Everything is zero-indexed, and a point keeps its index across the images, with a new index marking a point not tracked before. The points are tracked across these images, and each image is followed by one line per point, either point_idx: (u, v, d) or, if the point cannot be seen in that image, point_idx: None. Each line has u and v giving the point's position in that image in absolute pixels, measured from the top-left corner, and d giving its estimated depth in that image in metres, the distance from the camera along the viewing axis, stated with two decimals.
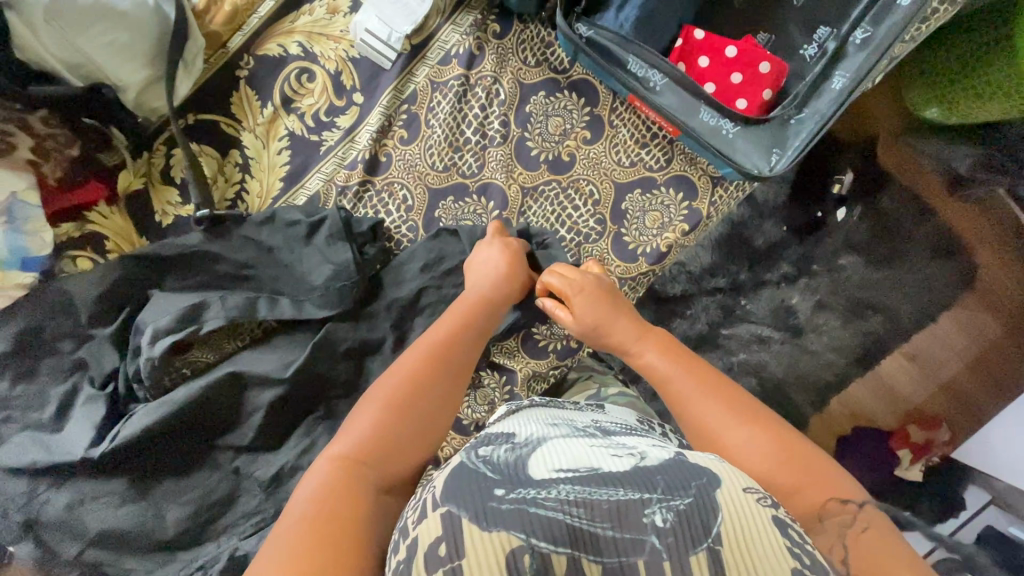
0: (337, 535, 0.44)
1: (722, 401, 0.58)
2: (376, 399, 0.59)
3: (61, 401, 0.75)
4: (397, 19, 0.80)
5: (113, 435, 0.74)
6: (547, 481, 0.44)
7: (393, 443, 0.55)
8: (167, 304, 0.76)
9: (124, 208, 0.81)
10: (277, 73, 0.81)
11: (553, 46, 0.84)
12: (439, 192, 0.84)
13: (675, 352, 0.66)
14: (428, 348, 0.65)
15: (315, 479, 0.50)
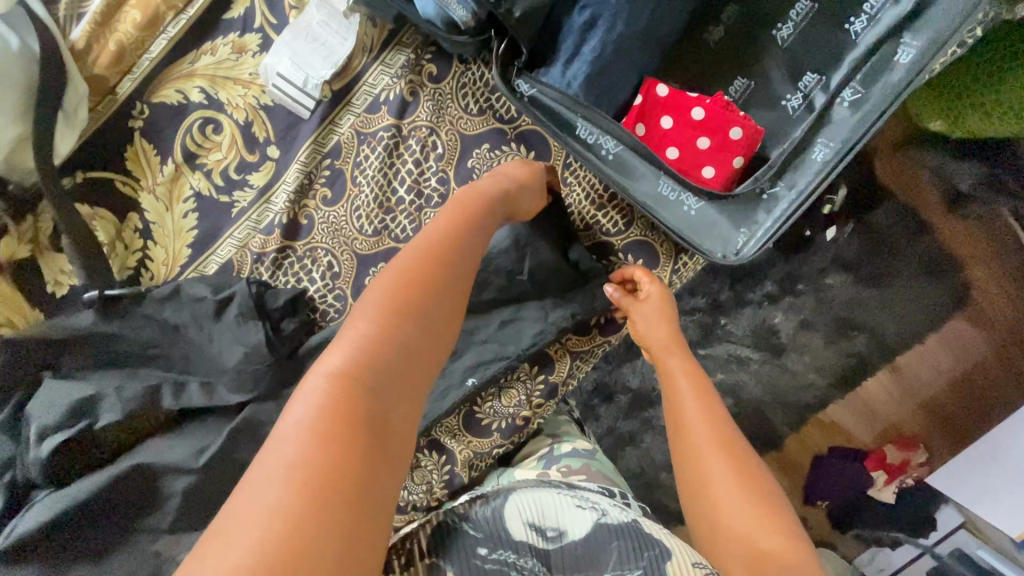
0: (326, 504, 0.35)
1: (726, 464, 0.57)
2: (365, 308, 0.45)
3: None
4: (314, 62, 0.69)
5: (12, 528, 0.65)
6: (519, 546, 0.54)
7: (392, 368, 0.42)
8: (60, 394, 0.68)
9: (12, 277, 0.71)
10: (177, 123, 0.71)
11: (498, 91, 0.73)
12: (367, 258, 0.74)
13: (705, 400, 0.63)
14: (426, 246, 0.50)
15: (310, 399, 0.39)
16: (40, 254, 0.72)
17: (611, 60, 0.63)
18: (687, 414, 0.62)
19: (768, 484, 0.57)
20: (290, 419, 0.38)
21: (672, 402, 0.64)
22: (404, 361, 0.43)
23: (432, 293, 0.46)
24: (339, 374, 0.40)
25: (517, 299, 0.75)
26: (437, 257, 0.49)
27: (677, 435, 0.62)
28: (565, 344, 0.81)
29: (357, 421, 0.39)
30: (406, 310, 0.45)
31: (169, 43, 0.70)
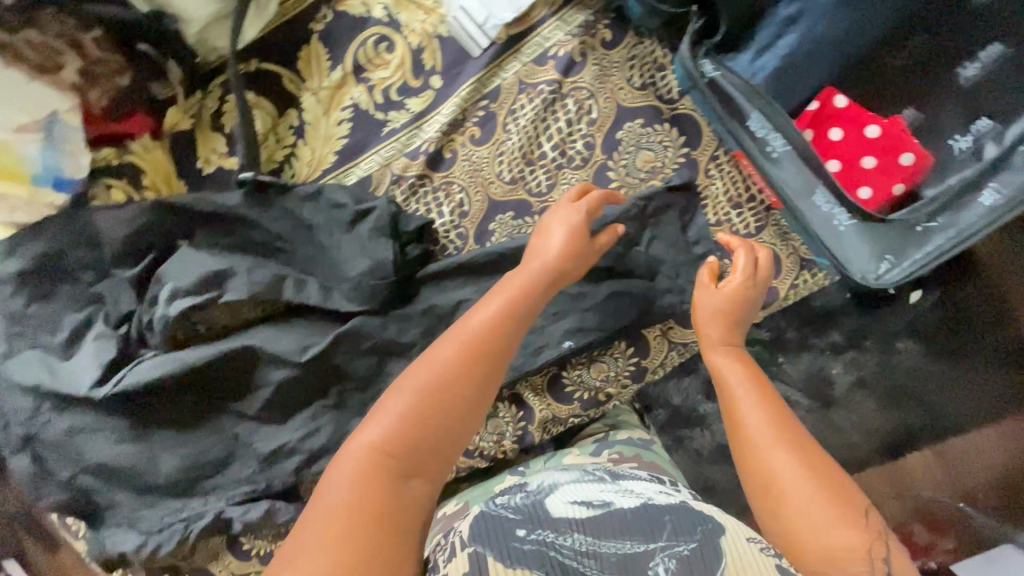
0: (378, 509, 0.46)
1: (799, 460, 0.51)
2: (406, 386, 0.53)
3: (73, 328, 0.75)
4: (499, 4, 0.71)
5: (118, 378, 0.72)
6: (564, 525, 0.45)
7: (431, 422, 0.52)
8: (189, 261, 0.72)
9: (169, 145, 0.75)
10: (354, 35, 0.73)
11: (663, 71, 0.74)
12: (498, 204, 0.76)
13: (763, 394, 0.58)
14: (479, 333, 0.57)
15: (376, 427, 0.51)
16: (199, 129, 0.75)
17: (801, 60, 0.62)
18: (745, 416, 0.56)
19: (837, 472, 0.51)
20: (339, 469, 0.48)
21: (730, 401, 0.58)
22: (438, 439, 0.53)
23: (484, 347, 0.56)
24: (400, 410, 0.52)
25: (628, 277, 0.76)
26: (481, 338, 0.57)
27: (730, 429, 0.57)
28: (666, 332, 0.80)
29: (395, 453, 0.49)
30: (448, 388, 0.53)
31: None
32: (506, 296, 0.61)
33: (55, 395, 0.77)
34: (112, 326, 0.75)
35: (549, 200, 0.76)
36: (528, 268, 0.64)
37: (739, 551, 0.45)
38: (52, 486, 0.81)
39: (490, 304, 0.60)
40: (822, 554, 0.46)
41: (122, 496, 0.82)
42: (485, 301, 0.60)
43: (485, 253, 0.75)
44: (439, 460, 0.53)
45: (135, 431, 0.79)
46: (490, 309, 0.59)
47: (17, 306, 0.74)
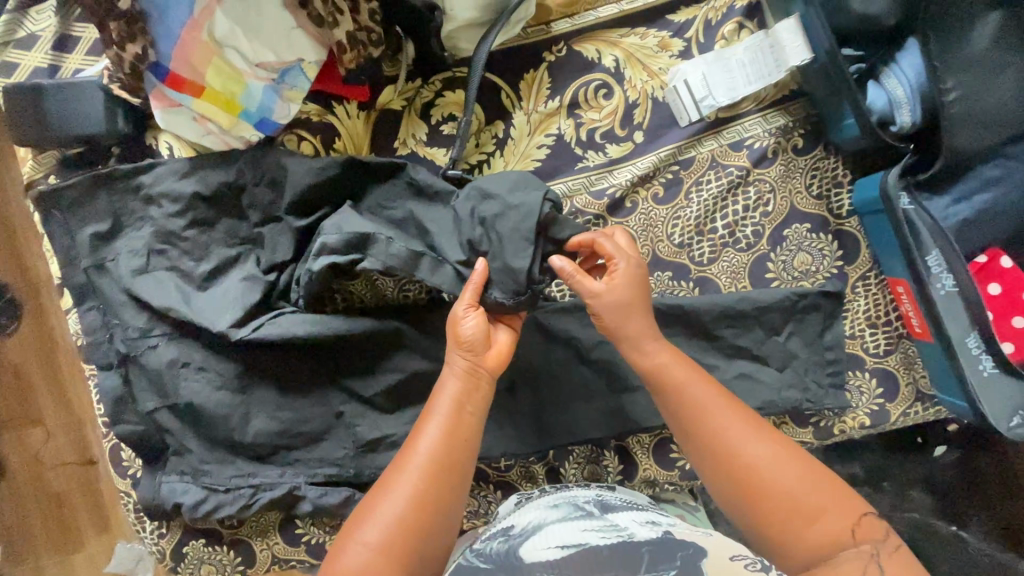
0: (411, 533, 0.57)
1: (780, 461, 0.60)
2: (404, 487, 0.59)
3: (222, 262, 0.74)
4: (719, 87, 0.76)
5: (255, 325, 0.72)
6: (539, 572, 0.54)
7: (418, 545, 0.58)
8: (349, 222, 0.71)
9: (371, 118, 0.77)
10: (580, 75, 0.77)
11: (840, 188, 0.79)
12: (660, 261, 0.79)
13: (729, 400, 0.65)
14: (452, 429, 0.62)
15: (398, 493, 0.59)
16: (407, 112, 0.77)
17: (987, 218, 0.69)
18: (736, 437, 0.62)
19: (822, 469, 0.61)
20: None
21: (685, 405, 0.65)
22: (434, 519, 0.59)
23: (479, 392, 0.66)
24: (421, 472, 0.60)
25: (759, 363, 0.80)
26: (456, 420, 0.63)
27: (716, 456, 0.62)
28: (780, 426, 0.81)
29: (430, 488, 0.59)
30: (432, 482, 0.60)
31: (614, 10, 0.77)
32: (464, 374, 0.66)
33: (176, 322, 0.74)
34: (262, 271, 0.74)
35: (705, 272, 0.80)
36: (462, 368, 0.66)
37: (718, 574, 0.54)
38: (131, 413, 0.76)
39: (450, 381, 0.65)
40: (812, 549, 0.57)
41: (197, 444, 0.77)
42: (432, 419, 0.63)
43: None
44: (437, 534, 0.59)
45: (239, 382, 0.76)
46: (451, 391, 0.64)
47: (177, 225, 0.73)
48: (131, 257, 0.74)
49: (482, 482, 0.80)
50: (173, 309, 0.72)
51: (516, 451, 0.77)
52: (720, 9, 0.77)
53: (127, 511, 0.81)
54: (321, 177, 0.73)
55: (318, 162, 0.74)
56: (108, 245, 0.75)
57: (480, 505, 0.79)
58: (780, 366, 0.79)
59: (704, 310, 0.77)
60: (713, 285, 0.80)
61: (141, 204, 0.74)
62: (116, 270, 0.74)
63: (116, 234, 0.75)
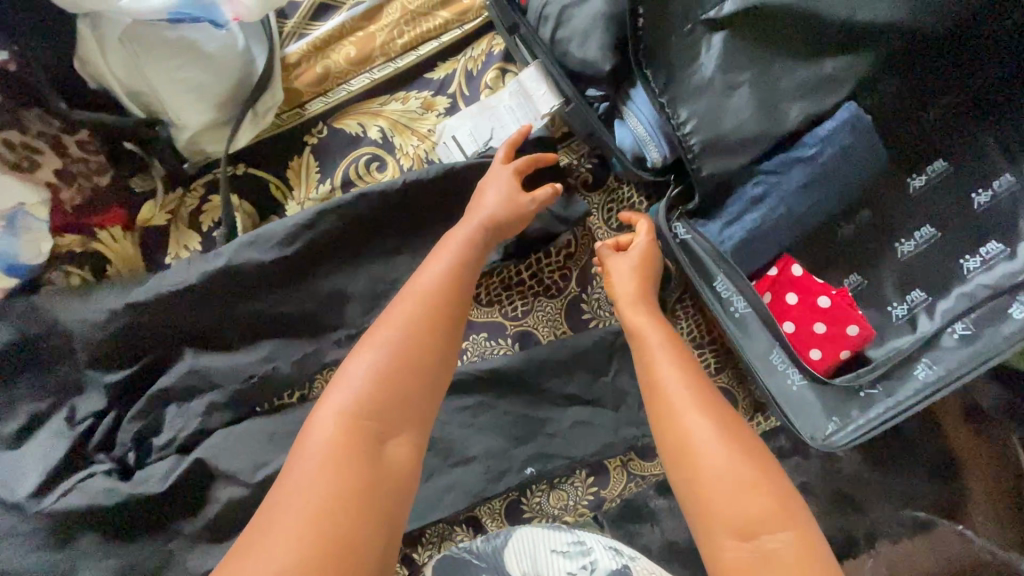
0: (380, 419, 0.49)
1: (723, 436, 0.50)
2: (387, 335, 0.52)
3: (24, 421, 0.69)
4: (486, 136, 0.73)
5: (61, 490, 0.67)
6: None
7: (396, 419, 0.50)
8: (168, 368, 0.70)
9: (139, 237, 0.73)
10: (348, 152, 0.74)
11: (640, 216, 0.78)
12: (474, 324, 0.79)
13: (685, 365, 0.56)
14: (441, 290, 0.56)
15: (370, 355, 0.51)
16: (173, 226, 0.73)
17: (762, 234, 0.67)
18: (690, 426, 0.51)
19: (779, 488, 0.48)
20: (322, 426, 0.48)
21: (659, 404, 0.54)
22: (413, 387, 0.51)
23: (461, 280, 0.58)
24: (413, 320, 0.53)
25: (591, 406, 0.78)
26: (447, 282, 0.57)
27: (663, 427, 0.53)
28: (628, 464, 0.80)
29: (419, 353, 0.52)
30: (410, 354, 0.51)
31: (367, 80, 0.73)
32: (482, 220, 0.63)
33: None
34: (71, 426, 0.70)
35: (522, 324, 0.79)
36: (465, 229, 0.63)
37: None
38: None
39: (457, 233, 0.63)
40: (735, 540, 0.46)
41: None
42: (434, 261, 0.60)
43: (455, 370, 0.77)
44: (427, 398, 0.52)
45: None
46: (460, 236, 0.62)
47: None
48: None
49: None
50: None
51: None
52: (478, 58, 0.74)
53: None
54: (94, 325, 0.67)
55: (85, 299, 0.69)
56: None
57: None
58: (614, 404, 0.78)
59: (520, 368, 0.77)
60: (533, 337, 0.79)
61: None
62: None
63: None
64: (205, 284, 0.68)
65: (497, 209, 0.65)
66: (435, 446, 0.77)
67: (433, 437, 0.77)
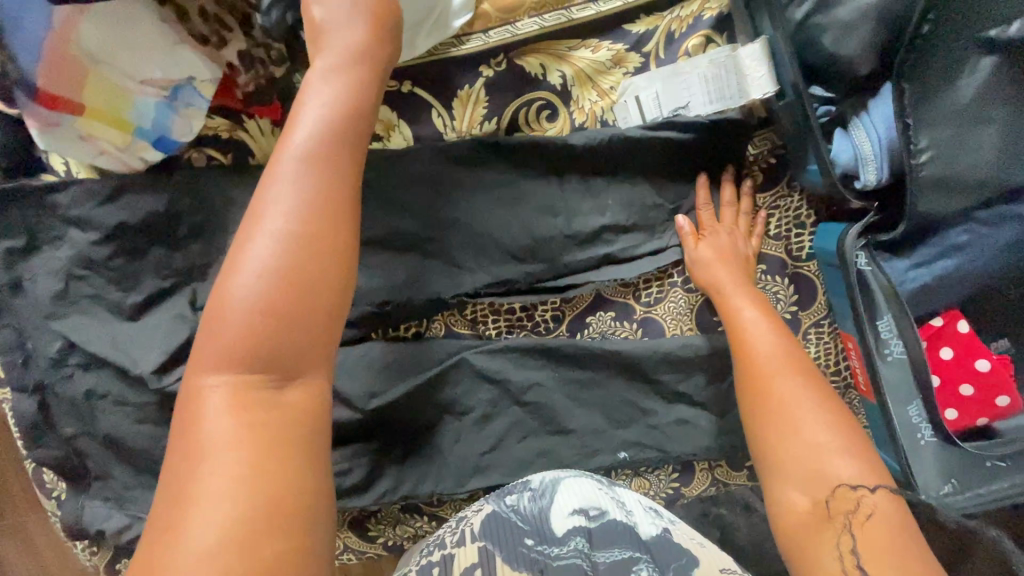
0: (275, 350, 0.44)
1: (824, 422, 0.58)
2: (263, 245, 0.46)
3: (151, 294, 0.69)
4: (671, 105, 0.68)
5: (180, 373, 0.69)
6: (564, 538, 0.57)
7: (290, 342, 0.45)
8: None
9: (287, 135, 0.68)
10: (522, 92, 0.68)
11: (802, 230, 0.73)
12: (603, 300, 0.75)
13: (777, 330, 0.65)
14: (313, 186, 0.48)
15: (253, 285, 0.45)
16: None
17: (949, 286, 0.63)
18: (786, 398, 0.60)
19: (869, 460, 0.55)
20: (213, 389, 0.43)
21: (759, 383, 0.62)
22: (304, 309, 0.45)
23: (317, 162, 0.49)
24: (284, 233, 0.46)
25: (697, 408, 0.77)
26: (325, 151, 0.49)
27: (758, 387, 0.62)
28: (715, 471, 0.80)
29: (317, 262, 0.46)
30: (307, 252, 0.46)
31: (564, 18, 0.67)
32: (327, 103, 0.51)
33: (89, 352, 0.70)
34: (194, 310, 0.69)
35: (650, 312, 0.75)
36: (312, 102, 0.52)
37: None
38: (48, 439, 0.73)
39: (309, 106, 0.52)
40: (820, 503, 0.54)
41: (118, 472, 0.75)
42: (293, 124, 0.50)
43: (573, 344, 0.74)
44: (317, 341, 0.46)
45: (161, 415, 0.73)
46: (310, 112, 0.51)
47: (85, 250, 0.68)
48: (48, 281, 0.68)
49: (417, 514, 0.80)
50: (91, 339, 0.69)
51: (446, 490, 0.76)
52: (685, 20, 0.68)
53: None
54: None
55: (245, 188, 0.68)
56: (24, 262, 0.69)
57: (416, 535, 0.81)
58: (721, 411, 0.77)
59: (641, 355, 0.74)
60: (657, 326, 0.76)
61: (58, 223, 0.68)
62: (34, 293, 0.69)
63: (32, 251, 0.69)
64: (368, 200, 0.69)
65: (355, 83, 0.54)
66: (538, 410, 0.76)
67: (538, 402, 0.76)
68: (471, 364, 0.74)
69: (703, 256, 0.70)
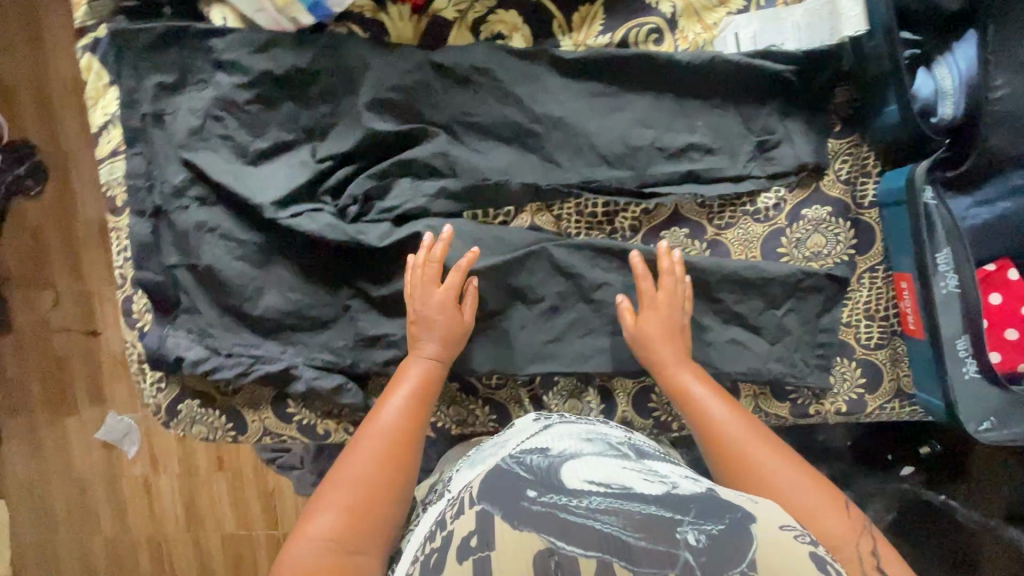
0: (360, 516, 0.60)
1: (807, 487, 0.61)
2: (362, 459, 0.65)
3: (276, 143, 0.77)
4: (766, 41, 0.76)
5: (294, 210, 0.75)
6: (580, 492, 0.53)
7: (374, 516, 0.61)
8: (432, 149, 0.76)
9: (423, 21, 0.78)
10: (634, 16, 0.77)
11: (868, 178, 0.80)
12: (680, 217, 0.81)
13: (736, 414, 0.71)
14: (410, 405, 0.70)
15: (360, 464, 0.64)
16: (456, 25, 0.78)
17: (1000, 229, 0.72)
18: (772, 472, 0.63)
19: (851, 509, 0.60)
20: (312, 542, 0.56)
21: (733, 454, 0.67)
22: (384, 501, 0.62)
23: (403, 402, 0.70)
24: (389, 440, 0.67)
25: (750, 332, 0.82)
26: (436, 364, 0.74)
27: (729, 465, 0.66)
28: (759, 398, 0.84)
29: (400, 466, 0.65)
30: (393, 459, 0.65)
31: None
32: (439, 338, 0.74)
33: (212, 186, 0.77)
34: (314, 158, 0.77)
35: (719, 235, 0.82)
36: (418, 366, 0.73)
37: (769, 535, 0.50)
38: (152, 264, 0.80)
39: (411, 366, 0.73)
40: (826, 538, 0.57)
41: (208, 307, 0.81)
42: (393, 394, 0.71)
43: (646, 252, 0.80)
44: (394, 505, 0.63)
45: (259, 258, 0.79)
46: (412, 373, 0.73)
47: (227, 93, 0.76)
48: (188, 117, 0.76)
49: (472, 397, 0.85)
50: (216, 173, 0.76)
51: (507, 371, 0.81)
52: None
53: (132, 360, 0.87)
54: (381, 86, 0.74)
55: (383, 57, 0.75)
56: (170, 99, 0.77)
57: (467, 417, 0.85)
58: (773, 339, 0.82)
59: (708, 271, 0.80)
60: (724, 250, 0.82)
61: (208, 66, 0.76)
62: (174, 126, 0.77)
63: (180, 88, 0.77)
64: (483, 87, 0.76)
65: (434, 311, 0.74)
66: (602, 311, 0.81)
67: (604, 302, 0.81)
68: (550, 256, 0.79)
69: (645, 331, 0.76)
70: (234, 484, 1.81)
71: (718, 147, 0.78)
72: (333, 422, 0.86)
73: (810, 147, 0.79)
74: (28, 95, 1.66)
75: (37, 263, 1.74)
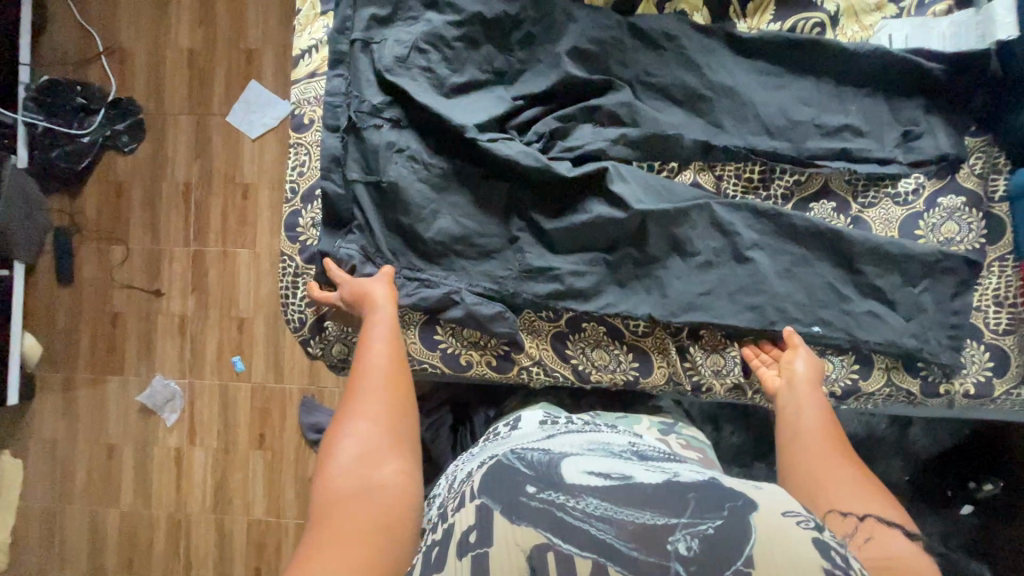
0: (377, 439, 0.63)
1: (857, 489, 0.62)
2: (369, 383, 0.68)
3: (471, 80, 0.83)
4: (916, 42, 0.87)
5: (490, 137, 0.81)
6: (578, 492, 0.53)
7: (389, 433, 0.64)
8: (618, 98, 0.83)
9: None
10: (800, 11, 0.88)
11: (998, 174, 0.87)
12: (828, 190, 0.88)
13: (820, 428, 0.72)
14: (390, 344, 0.73)
15: (357, 402, 0.67)
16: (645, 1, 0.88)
17: None
18: (823, 465, 0.66)
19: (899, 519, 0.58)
20: (339, 476, 0.59)
21: (793, 443, 0.70)
22: (392, 418, 0.66)
23: (385, 340, 0.73)
24: (382, 368, 0.70)
25: (887, 307, 0.86)
26: (391, 324, 0.75)
27: (791, 451, 0.70)
28: (891, 371, 0.88)
29: (401, 387, 0.69)
30: (392, 377, 0.69)
31: None
32: (386, 311, 0.76)
33: (408, 110, 0.83)
34: (510, 96, 0.84)
35: (862, 212, 0.88)
36: (381, 309, 0.76)
37: (770, 526, 0.48)
38: (335, 177, 0.84)
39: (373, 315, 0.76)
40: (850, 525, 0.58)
41: (375, 225, 0.83)
42: (371, 332, 0.74)
43: (799, 218, 0.85)
44: (406, 422, 0.66)
45: (438, 182, 0.83)
46: (376, 317, 0.75)
47: (435, 29, 0.83)
48: (395, 46, 0.82)
49: (618, 341, 0.88)
50: (416, 95, 0.81)
51: (659, 317, 0.84)
52: None
53: (285, 274, 0.88)
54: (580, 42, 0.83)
55: (583, 17, 0.84)
56: (379, 30, 0.84)
57: (611, 361, 0.87)
58: (909, 314, 0.85)
59: (859, 240, 0.84)
60: (866, 226, 0.88)
61: (421, 6, 0.84)
62: (380, 53, 0.82)
63: (390, 22, 0.84)
64: (666, 54, 0.85)
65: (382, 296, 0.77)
66: (753, 271, 0.84)
67: (756, 263, 0.84)
68: (712, 210, 0.84)
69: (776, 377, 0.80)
70: (271, 467, 1.71)
71: (868, 130, 0.86)
72: (479, 354, 0.88)
73: (951, 139, 0.86)
74: (141, 60, 1.75)
75: (115, 218, 1.77)
